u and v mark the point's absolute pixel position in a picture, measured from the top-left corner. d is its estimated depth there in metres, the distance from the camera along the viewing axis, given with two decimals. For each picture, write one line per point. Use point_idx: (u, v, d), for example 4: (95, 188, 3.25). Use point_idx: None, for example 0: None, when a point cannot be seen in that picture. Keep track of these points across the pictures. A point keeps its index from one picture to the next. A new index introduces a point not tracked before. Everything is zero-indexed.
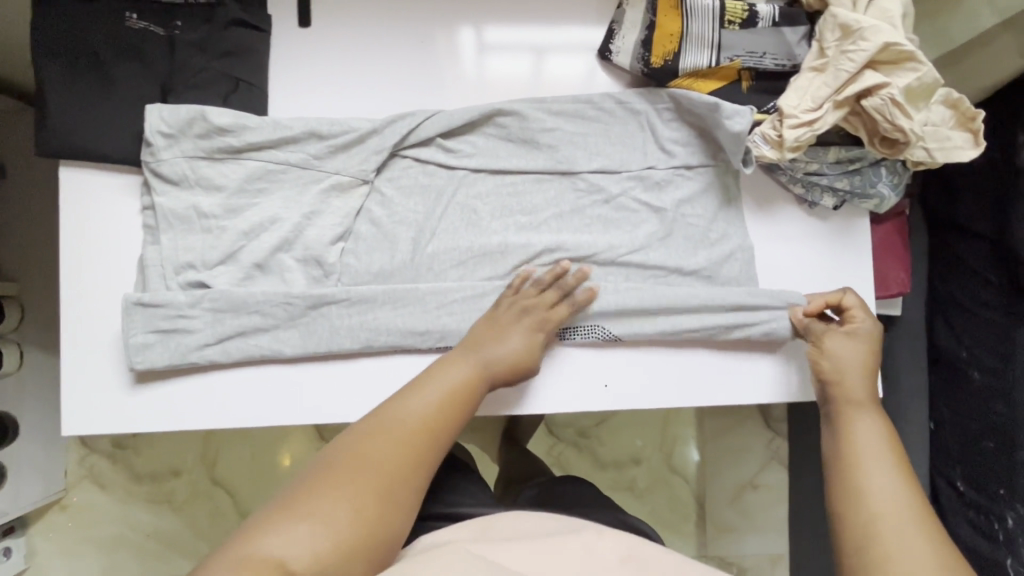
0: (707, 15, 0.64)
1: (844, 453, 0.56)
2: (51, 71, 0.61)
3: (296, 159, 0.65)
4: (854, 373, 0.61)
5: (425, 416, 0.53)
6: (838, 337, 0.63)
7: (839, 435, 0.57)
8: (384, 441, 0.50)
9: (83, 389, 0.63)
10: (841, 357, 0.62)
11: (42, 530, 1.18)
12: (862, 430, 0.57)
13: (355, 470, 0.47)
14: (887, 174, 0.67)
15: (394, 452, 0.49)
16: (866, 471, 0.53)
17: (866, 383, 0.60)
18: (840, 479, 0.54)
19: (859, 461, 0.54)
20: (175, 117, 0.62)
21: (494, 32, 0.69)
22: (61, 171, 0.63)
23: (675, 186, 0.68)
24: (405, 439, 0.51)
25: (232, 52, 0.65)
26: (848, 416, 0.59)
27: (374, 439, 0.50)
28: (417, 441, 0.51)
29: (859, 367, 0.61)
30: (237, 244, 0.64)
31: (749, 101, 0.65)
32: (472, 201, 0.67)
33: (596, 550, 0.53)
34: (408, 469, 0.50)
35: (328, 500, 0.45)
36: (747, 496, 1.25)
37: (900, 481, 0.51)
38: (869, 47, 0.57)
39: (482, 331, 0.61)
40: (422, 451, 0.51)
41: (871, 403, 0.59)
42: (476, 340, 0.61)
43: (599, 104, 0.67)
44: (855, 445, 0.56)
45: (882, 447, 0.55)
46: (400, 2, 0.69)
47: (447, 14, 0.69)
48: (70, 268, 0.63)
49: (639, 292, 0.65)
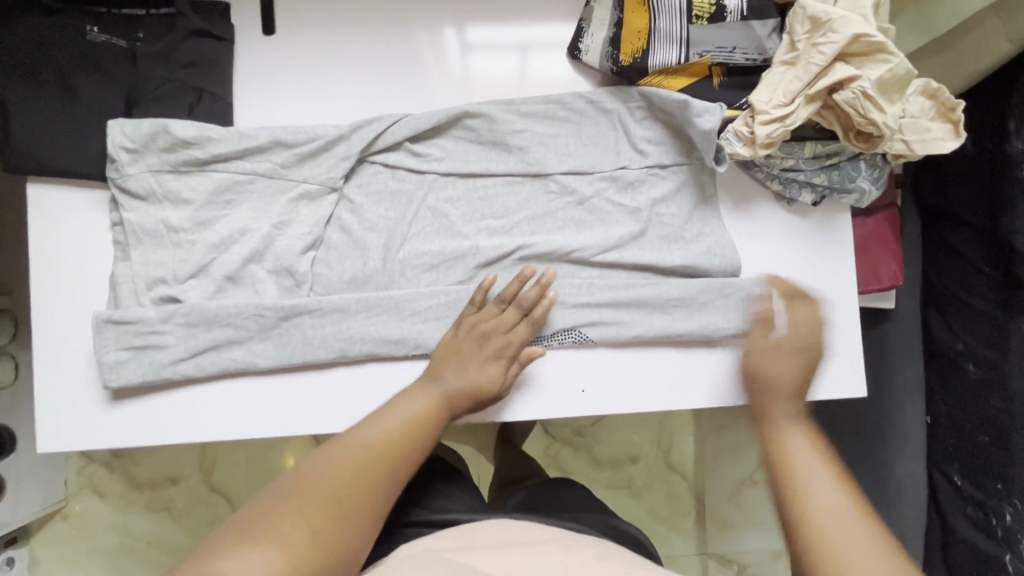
0: (675, 11, 0.63)
1: (783, 474, 0.47)
2: (13, 90, 0.61)
3: (263, 169, 0.64)
4: (783, 373, 0.54)
5: (385, 444, 0.52)
6: (762, 342, 0.57)
7: (772, 452, 0.49)
8: (342, 470, 0.49)
9: (59, 405, 0.63)
10: (765, 363, 0.55)
11: (44, 539, 1.20)
12: (794, 441, 0.48)
13: (312, 495, 0.46)
14: (867, 168, 0.65)
15: (351, 478, 0.49)
16: (810, 497, 0.45)
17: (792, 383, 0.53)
18: (788, 512, 0.45)
19: (798, 483, 0.46)
20: (138, 132, 0.61)
21: (473, 32, 0.68)
22: (29, 189, 0.63)
23: (650, 185, 0.66)
24: (365, 467, 0.50)
25: (196, 63, 0.64)
26: (775, 429, 0.50)
27: (332, 466, 0.49)
28: (377, 466, 0.50)
29: (787, 369, 0.54)
30: (208, 257, 0.63)
31: (721, 97, 0.63)
32: (444, 205, 0.66)
33: (576, 548, 0.53)
34: (367, 496, 0.49)
35: (286, 525, 0.44)
36: (746, 492, 1.24)
37: (847, 494, 0.45)
38: (840, 39, 0.55)
39: (445, 357, 0.60)
40: (381, 477, 0.50)
41: (791, 404, 0.51)
42: (437, 368, 0.59)
43: (570, 104, 0.66)
44: (790, 462, 0.47)
45: (815, 458, 0.47)
46: (370, 5, 0.68)
47: (417, 16, 0.68)
48: (43, 286, 0.63)
49: (615, 292, 0.64)
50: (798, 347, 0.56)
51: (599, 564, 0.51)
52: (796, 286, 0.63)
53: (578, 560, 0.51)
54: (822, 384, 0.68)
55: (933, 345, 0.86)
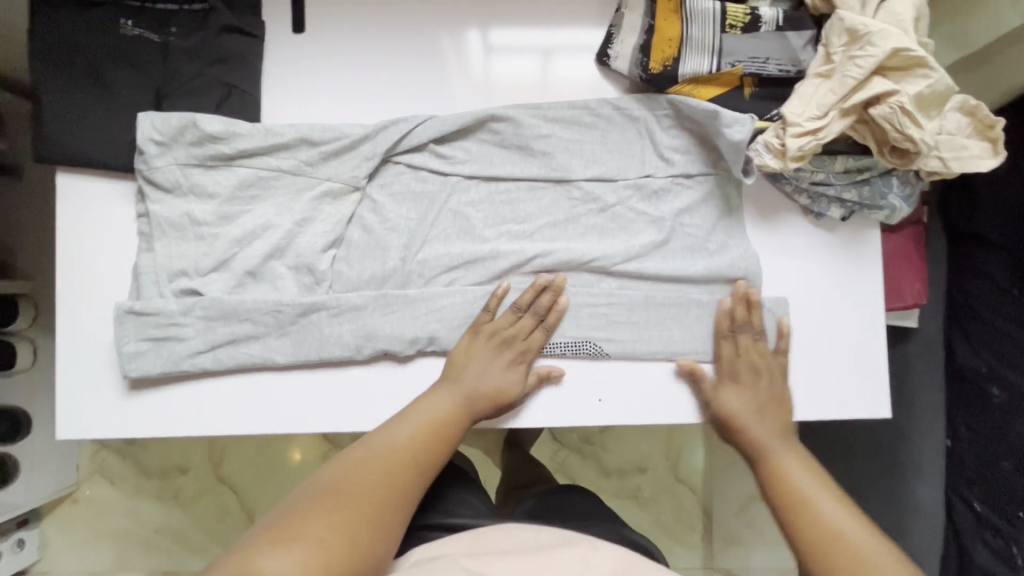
0: (709, 18, 0.61)
1: (784, 487, 0.54)
2: (47, 80, 0.61)
3: (288, 166, 0.64)
4: (756, 416, 0.61)
5: (407, 449, 0.53)
6: (730, 388, 0.63)
7: (770, 472, 0.56)
8: (371, 473, 0.50)
9: (77, 393, 0.64)
10: (733, 404, 0.62)
11: (54, 522, 1.22)
12: (787, 462, 0.56)
13: (344, 500, 0.47)
14: (899, 185, 0.63)
15: (379, 480, 0.49)
16: (814, 500, 0.52)
17: (772, 424, 0.61)
18: (793, 514, 0.52)
19: (801, 491, 0.53)
20: (167, 125, 0.61)
21: (497, 36, 0.68)
22: (58, 178, 0.64)
23: (674, 195, 0.65)
24: (391, 471, 0.51)
25: (225, 59, 0.64)
26: (770, 455, 0.58)
27: (361, 471, 0.50)
28: (403, 470, 0.51)
29: (755, 409, 0.62)
30: (229, 251, 0.63)
31: (751, 108, 0.62)
32: (466, 207, 0.66)
33: (592, 561, 0.51)
34: (396, 499, 0.49)
35: (322, 524, 0.44)
36: (755, 508, 1.22)
37: (847, 506, 0.51)
38: (878, 52, 0.54)
39: (465, 362, 0.61)
40: (408, 479, 0.51)
41: (781, 439, 0.59)
42: (456, 374, 0.60)
43: (596, 110, 0.65)
44: (789, 478, 0.55)
45: (808, 475, 0.55)
46: (395, 7, 0.68)
47: (440, 18, 0.68)
48: (66, 274, 0.64)
49: (635, 302, 0.64)
50: (753, 379, 0.63)
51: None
52: (752, 301, 0.64)
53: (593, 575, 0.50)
54: (841, 404, 0.66)
55: (955, 366, 0.84)
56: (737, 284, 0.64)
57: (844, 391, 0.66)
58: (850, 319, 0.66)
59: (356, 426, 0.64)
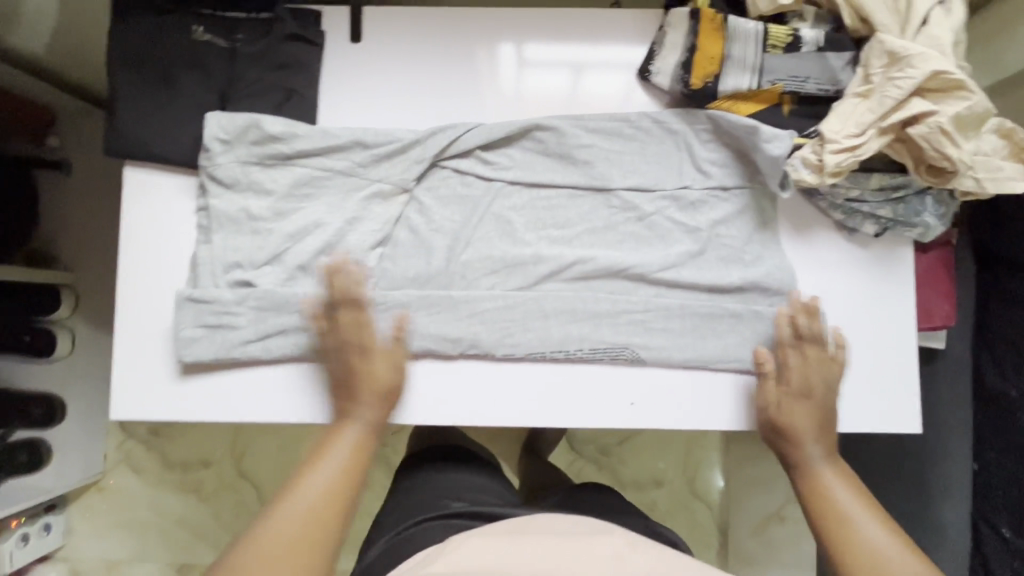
0: (752, 37, 0.63)
1: (827, 507, 0.60)
2: (122, 79, 0.66)
3: (342, 167, 0.67)
4: (806, 426, 0.63)
5: (320, 496, 0.56)
6: (790, 395, 0.64)
7: (815, 488, 0.61)
8: (289, 525, 0.54)
9: (131, 377, 0.67)
10: (788, 412, 0.64)
11: (80, 508, 1.29)
12: (830, 481, 0.61)
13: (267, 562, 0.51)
14: (933, 204, 0.65)
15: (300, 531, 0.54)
16: (857, 523, 0.57)
17: (818, 437, 0.63)
18: (837, 533, 0.58)
19: (844, 513, 0.58)
20: (232, 125, 0.65)
21: (533, 50, 0.71)
22: (127, 172, 0.68)
23: (711, 206, 0.67)
24: (310, 520, 0.55)
25: (287, 65, 0.68)
26: (814, 471, 0.62)
27: (277, 533, 0.53)
28: (320, 515, 0.55)
29: (810, 420, 0.63)
30: (283, 245, 0.67)
31: (790, 125, 0.64)
32: (508, 212, 0.69)
33: (626, 554, 0.56)
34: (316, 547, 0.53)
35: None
36: (771, 528, 1.22)
37: (886, 526, 0.57)
38: (918, 74, 0.56)
39: (341, 383, 0.64)
40: (327, 522, 0.55)
41: (828, 454, 0.63)
42: (343, 402, 0.63)
43: (636, 122, 0.68)
44: (833, 499, 0.60)
45: (850, 495, 0.60)
46: (439, 21, 0.71)
47: (481, 32, 0.71)
48: (128, 262, 0.68)
49: (669, 309, 0.66)
50: (823, 394, 0.64)
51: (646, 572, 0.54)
52: (814, 310, 0.65)
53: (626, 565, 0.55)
54: (872, 417, 0.67)
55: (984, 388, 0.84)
56: (790, 294, 0.66)
57: (874, 403, 0.67)
58: (882, 334, 0.68)
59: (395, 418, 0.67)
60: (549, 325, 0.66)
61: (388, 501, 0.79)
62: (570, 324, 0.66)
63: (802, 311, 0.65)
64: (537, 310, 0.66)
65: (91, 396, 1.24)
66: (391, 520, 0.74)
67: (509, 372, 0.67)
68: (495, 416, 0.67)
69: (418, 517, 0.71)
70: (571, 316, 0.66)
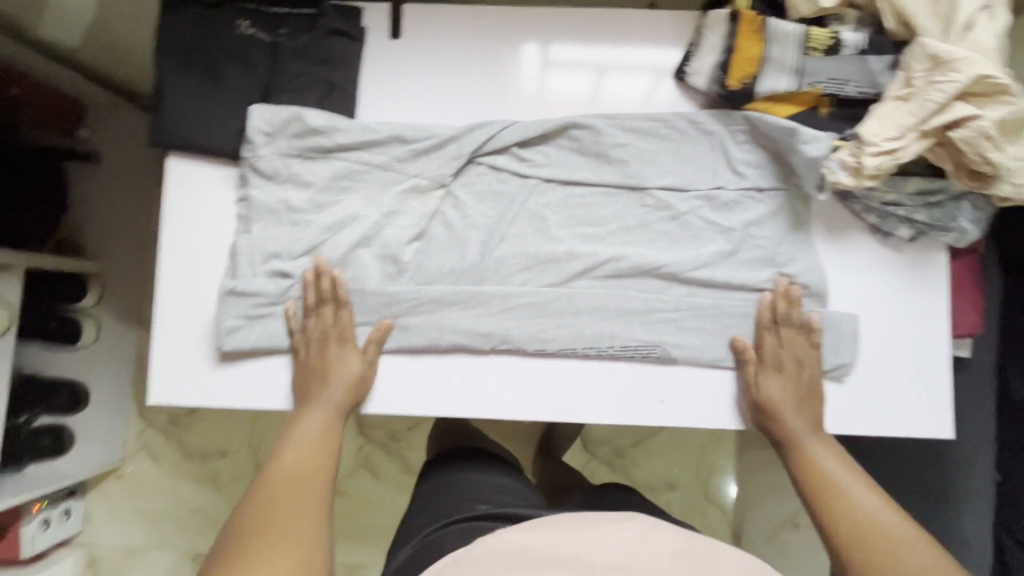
0: (792, 40, 0.63)
1: (817, 479, 0.62)
2: (168, 72, 0.67)
3: (380, 161, 0.68)
4: (790, 408, 0.65)
5: (295, 475, 0.61)
6: (772, 378, 0.65)
7: (804, 465, 0.64)
8: (273, 498, 0.58)
9: (169, 363, 0.68)
10: (775, 397, 0.64)
11: (98, 494, 1.31)
12: (818, 455, 0.63)
13: (260, 529, 0.55)
14: (970, 209, 0.65)
15: (284, 501, 0.58)
16: (845, 490, 0.60)
17: (801, 416, 0.65)
18: (829, 504, 0.60)
19: (832, 483, 0.61)
20: (275, 118, 0.66)
21: (560, 50, 0.72)
22: (169, 162, 0.69)
23: (745, 207, 0.68)
24: (289, 491, 0.59)
25: (329, 60, 0.69)
26: (803, 448, 0.64)
27: (265, 510, 0.57)
28: (299, 488, 0.60)
29: (793, 401, 0.65)
30: (322, 237, 0.68)
31: (829, 127, 0.65)
32: (543, 209, 0.69)
33: (648, 540, 0.57)
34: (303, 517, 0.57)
35: (251, 554, 0.53)
36: (785, 535, 1.21)
37: (872, 489, 0.59)
38: (961, 79, 0.56)
39: (314, 368, 0.66)
40: (308, 492, 0.60)
41: (813, 430, 0.65)
42: (312, 387, 0.66)
43: (671, 122, 0.68)
44: (821, 472, 0.62)
45: (837, 465, 0.62)
46: (474, 20, 0.72)
47: (514, 31, 0.72)
48: (168, 250, 0.69)
49: (701, 308, 0.67)
50: (796, 371, 0.65)
51: (667, 561, 0.54)
52: (795, 299, 0.66)
53: (647, 550, 0.56)
54: (902, 422, 0.67)
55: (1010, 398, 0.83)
56: (778, 280, 0.67)
57: (905, 408, 0.67)
58: (912, 340, 0.68)
59: (426, 410, 0.68)
60: (581, 321, 0.67)
61: (415, 503, 0.80)
62: (602, 321, 0.67)
63: (779, 298, 0.66)
64: (570, 306, 0.67)
65: (114, 384, 1.26)
66: (417, 522, 0.74)
67: (541, 367, 0.68)
68: (526, 411, 0.67)
69: (444, 519, 0.71)
70: (604, 313, 0.67)
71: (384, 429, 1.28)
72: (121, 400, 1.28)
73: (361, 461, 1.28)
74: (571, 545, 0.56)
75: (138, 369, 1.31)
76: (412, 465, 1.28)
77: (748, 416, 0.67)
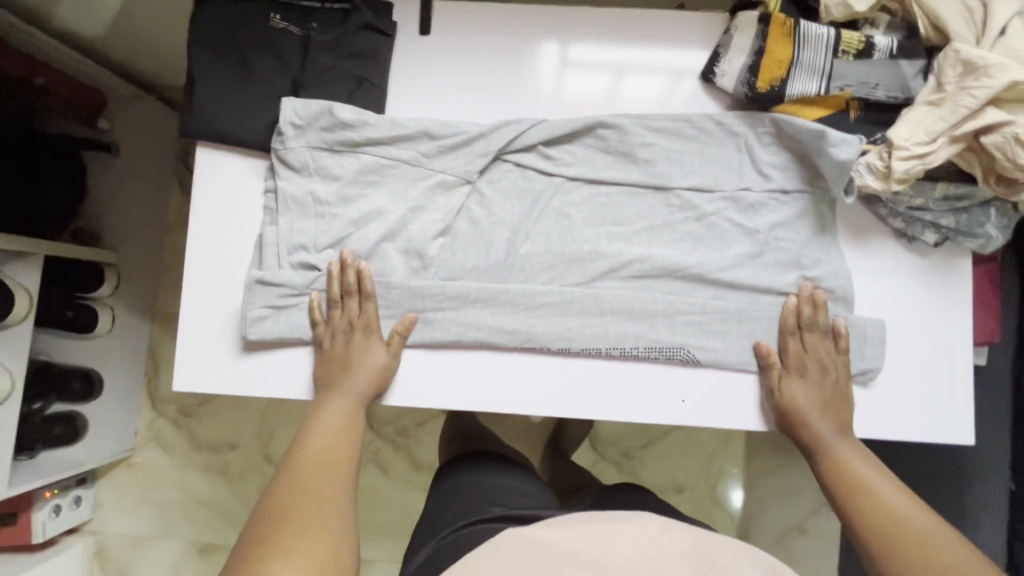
0: (822, 43, 0.64)
1: (848, 483, 0.62)
2: (200, 61, 0.68)
3: (407, 157, 0.69)
4: (816, 411, 0.65)
5: (320, 463, 0.60)
6: (795, 382, 0.65)
7: (834, 468, 0.63)
8: (301, 482, 0.58)
9: (192, 350, 0.69)
10: (801, 401, 0.65)
11: (108, 483, 1.32)
12: (848, 458, 0.63)
13: (291, 509, 0.54)
14: (997, 216, 0.65)
15: (313, 485, 0.58)
16: (877, 493, 0.60)
17: (827, 419, 0.65)
18: (860, 507, 0.59)
19: (865, 486, 0.61)
20: (306, 110, 0.67)
21: (572, 53, 0.72)
22: (198, 151, 0.70)
23: (770, 209, 0.68)
24: (318, 476, 0.59)
25: (358, 54, 0.70)
26: (833, 451, 0.64)
27: (293, 493, 0.56)
28: (326, 473, 0.60)
29: (819, 404, 0.65)
30: (347, 230, 0.68)
31: (857, 130, 0.65)
32: (568, 207, 0.70)
33: (660, 540, 0.56)
34: (332, 499, 0.57)
35: (287, 529, 0.51)
36: (794, 540, 1.21)
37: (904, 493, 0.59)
38: (994, 84, 0.56)
39: (338, 360, 0.67)
40: (335, 478, 0.59)
41: (841, 434, 0.65)
42: (336, 379, 0.67)
43: (698, 123, 0.68)
44: (851, 475, 0.62)
45: (867, 468, 0.62)
46: (501, 18, 0.73)
47: (541, 30, 0.72)
48: (195, 238, 0.70)
49: (725, 310, 0.67)
50: (820, 376, 0.66)
51: (681, 560, 0.54)
52: (818, 304, 0.66)
53: (659, 548, 0.55)
54: (922, 427, 0.67)
55: None
56: (801, 284, 0.67)
57: (925, 412, 0.67)
58: (932, 345, 0.68)
59: (447, 405, 0.68)
60: (605, 320, 0.67)
61: (432, 505, 0.80)
62: (626, 320, 0.67)
63: (803, 303, 0.66)
64: (595, 305, 0.67)
65: (127, 373, 1.27)
66: (434, 526, 0.74)
67: (563, 364, 0.68)
68: (547, 407, 0.68)
69: (460, 522, 0.70)
70: (628, 312, 0.67)
71: (394, 425, 1.28)
72: (134, 389, 1.29)
73: (370, 456, 1.28)
74: (582, 544, 0.56)
75: (151, 358, 1.32)
76: (421, 462, 1.28)
77: (772, 419, 0.67)
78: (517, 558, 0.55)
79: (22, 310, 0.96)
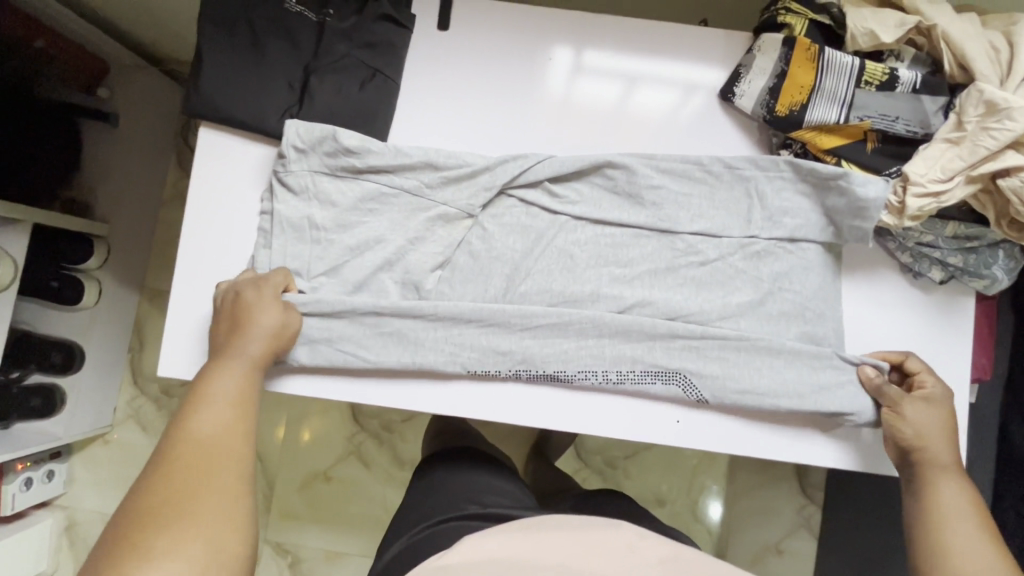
0: (845, 72, 0.63)
1: (929, 509, 0.58)
2: (210, 40, 0.66)
3: (409, 186, 0.67)
4: (937, 437, 0.60)
5: (207, 441, 0.50)
6: (918, 405, 0.61)
7: (922, 493, 0.59)
8: (175, 470, 0.48)
9: (177, 340, 0.67)
10: (920, 425, 0.61)
11: (83, 457, 1.29)
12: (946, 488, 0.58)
13: (155, 506, 0.45)
14: (1004, 259, 0.66)
15: (190, 473, 0.48)
16: (951, 529, 0.56)
17: (948, 447, 0.60)
18: (925, 532, 0.57)
19: (945, 518, 0.56)
20: (310, 135, 0.65)
21: (594, 59, 0.71)
22: (201, 132, 0.68)
23: (776, 258, 0.67)
24: (196, 460, 0.49)
25: (373, 44, 0.68)
26: (932, 477, 0.59)
27: (174, 476, 0.47)
28: (214, 456, 0.50)
29: (940, 432, 0.60)
30: (342, 258, 0.67)
31: (871, 162, 0.64)
32: (571, 246, 0.69)
33: (638, 549, 0.56)
34: (228, 477, 0.49)
35: (159, 537, 0.43)
36: (769, 560, 1.22)
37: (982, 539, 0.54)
38: (1016, 128, 0.57)
39: (232, 318, 0.61)
40: (224, 462, 0.50)
41: (953, 460, 0.60)
42: (225, 341, 0.60)
43: (708, 167, 0.67)
44: (938, 503, 0.58)
45: (963, 507, 0.57)
46: (518, 17, 0.71)
47: (556, 33, 0.71)
48: (192, 225, 0.68)
49: (725, 358, 0.65)
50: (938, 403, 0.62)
51: (660, 568, 0.53)
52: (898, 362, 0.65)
53: (638, 559, 0.54)
54: None
55: None
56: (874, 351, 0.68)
57: None
58: None
59: (439, 408, 0.67)
60: (602, 365, 0.66)
61: (405, 502, 0.78)
62: (624, 364, 0.65)
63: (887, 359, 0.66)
64: (591, 348, 0.66)
65: (111, 349, 1.24)
66: (405, 524, 0.72)
67: (555, 405, 0.67)
68: (540, 419, 0.67)
69: (435, 518, 0.69)
70: (630, 347, 0.65)
71: (377, 420, 1.27)
72: (115, 365, 1.26)
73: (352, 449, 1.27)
74: (564, 555, 0.54)
75: (136, 334, 1.29)
76: (403, 458, 1.27)
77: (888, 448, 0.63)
78: (496, 560, 0.53)
79: (5, 278, 0.91)
